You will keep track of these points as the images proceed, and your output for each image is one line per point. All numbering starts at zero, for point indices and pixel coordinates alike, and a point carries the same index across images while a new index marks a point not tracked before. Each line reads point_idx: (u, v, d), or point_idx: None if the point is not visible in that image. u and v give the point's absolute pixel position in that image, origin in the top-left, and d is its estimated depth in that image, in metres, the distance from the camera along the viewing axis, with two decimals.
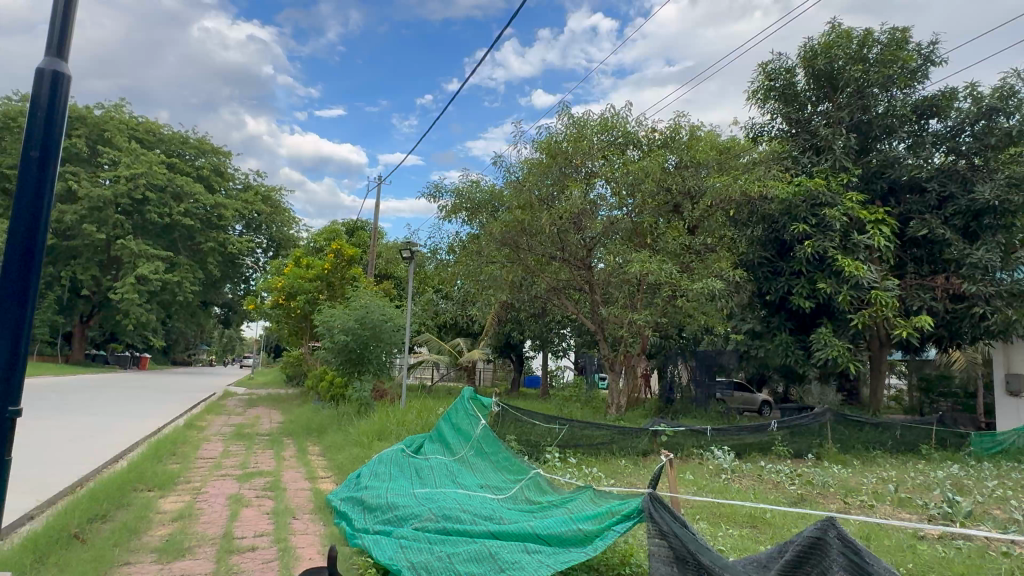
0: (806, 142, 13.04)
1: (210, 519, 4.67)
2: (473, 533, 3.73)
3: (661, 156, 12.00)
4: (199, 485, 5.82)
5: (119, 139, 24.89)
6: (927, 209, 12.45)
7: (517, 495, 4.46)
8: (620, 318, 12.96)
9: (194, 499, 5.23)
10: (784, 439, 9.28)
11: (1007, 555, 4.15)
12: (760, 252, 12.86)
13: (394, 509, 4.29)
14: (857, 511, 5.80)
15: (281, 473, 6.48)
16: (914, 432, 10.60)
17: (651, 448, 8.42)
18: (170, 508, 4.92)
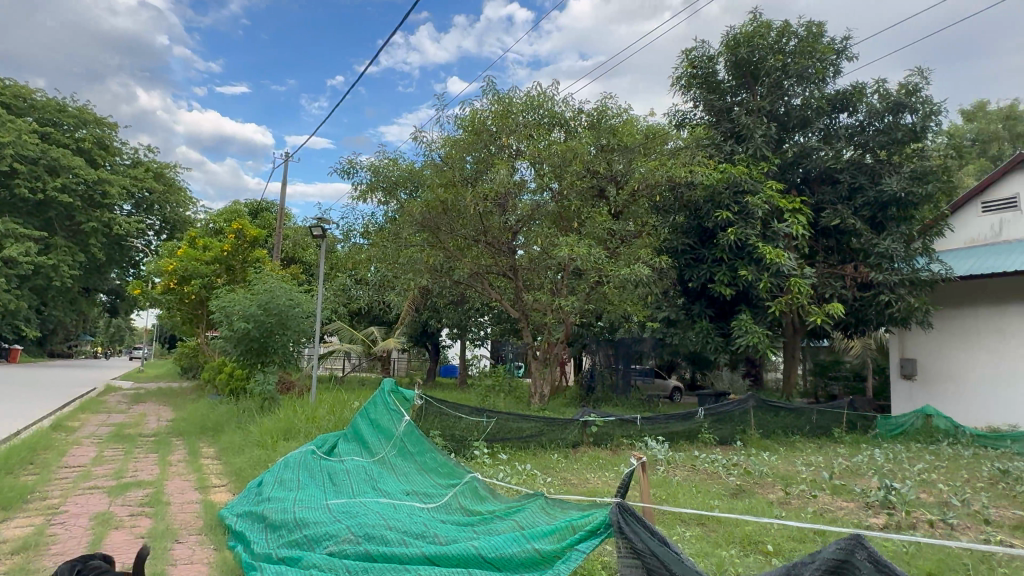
0: (727, 130, 13.08)
1: (64, 549, 3.75)
2: (403, 559, 3.12)
3: (588, 137, 11.61)
4: (57, 503, 4.80)
5: None
6: (839, 199, 12.81)
7: (451, 503, 3.87)
8: (545, 305, 12.55)
9: (46, 523, 4.24)
10: (711, 426, 9.22)
11: (962, 550, 4.00)
12: (683, 240, 12.80)
13: (304, 528, 3.60)
14: (797, 501, 5.63)
15: (164, 483, 5.51)
16: (827, 416, 10.86)
17: (581, 439, 8.19)
18: (11, 537, 3.94)
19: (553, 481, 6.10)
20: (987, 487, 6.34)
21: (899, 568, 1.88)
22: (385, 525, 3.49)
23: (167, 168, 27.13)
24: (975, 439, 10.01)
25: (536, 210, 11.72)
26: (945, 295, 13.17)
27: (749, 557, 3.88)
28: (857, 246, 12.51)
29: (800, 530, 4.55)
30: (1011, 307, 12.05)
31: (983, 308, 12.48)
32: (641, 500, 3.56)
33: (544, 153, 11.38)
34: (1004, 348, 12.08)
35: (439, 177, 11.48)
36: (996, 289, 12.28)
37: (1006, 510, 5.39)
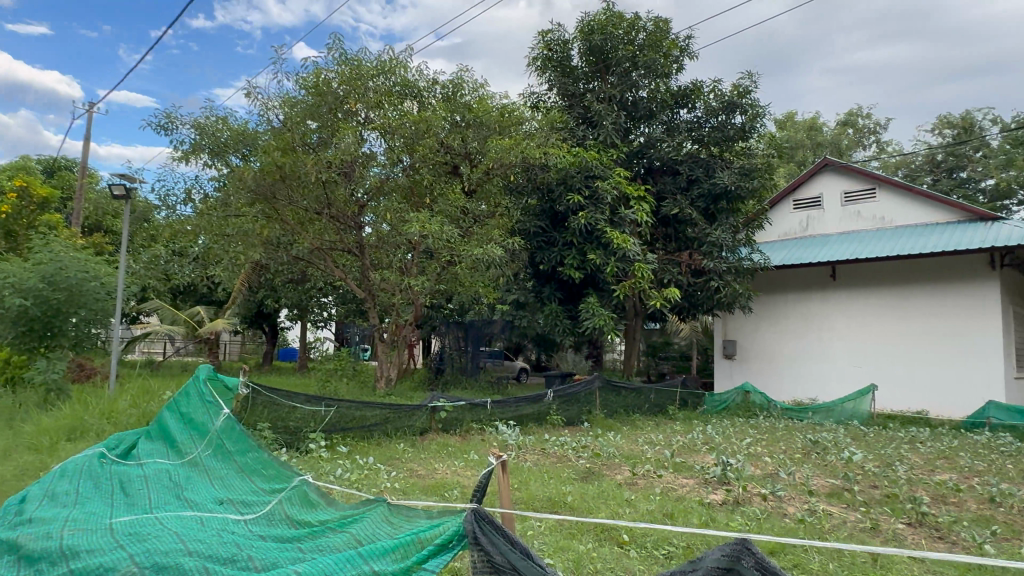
0: (579, 115, 13.23)
1: None
2: None
3: (442, 110, 11.06)
4: None
5: None
6: (678, 190, 13.50)
7: (273, 516, 3.25)
8: (394, 285, 11.89)
9: None
10: (559, 408, 9.23)
11: (798, 531, 4.14)
12: (535, 222, 12.78)
13: (71, 560, 2.82)
14: (644, 481, 5.65)
15: None
16: (663, 394, 11.43)
17: (428, 426, 7.78)
18: None
19: (398, 474, 5.61)
20: (804, 458, 6.87)
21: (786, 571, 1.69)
22: (184, 551, 2.82)
23: None
24: (785, 412, 11.07)
25: (386, 183, 10.98)
26: (760, 284, 14.38)
27: (604, 548, 3.70)
28: (692, 235, 13.30)
29: (650, 513, 4.50)
30: (814, 294, 13.52)
31: (791, 295, 13.85)
32: (501, 505, 2.91)
33: (396, 124, 10.68)
34: (808, 331, 13.55)
35: (276, 140, 10.33)
36: (803, 278, 13.68)
37: (823, 480, 5.82)
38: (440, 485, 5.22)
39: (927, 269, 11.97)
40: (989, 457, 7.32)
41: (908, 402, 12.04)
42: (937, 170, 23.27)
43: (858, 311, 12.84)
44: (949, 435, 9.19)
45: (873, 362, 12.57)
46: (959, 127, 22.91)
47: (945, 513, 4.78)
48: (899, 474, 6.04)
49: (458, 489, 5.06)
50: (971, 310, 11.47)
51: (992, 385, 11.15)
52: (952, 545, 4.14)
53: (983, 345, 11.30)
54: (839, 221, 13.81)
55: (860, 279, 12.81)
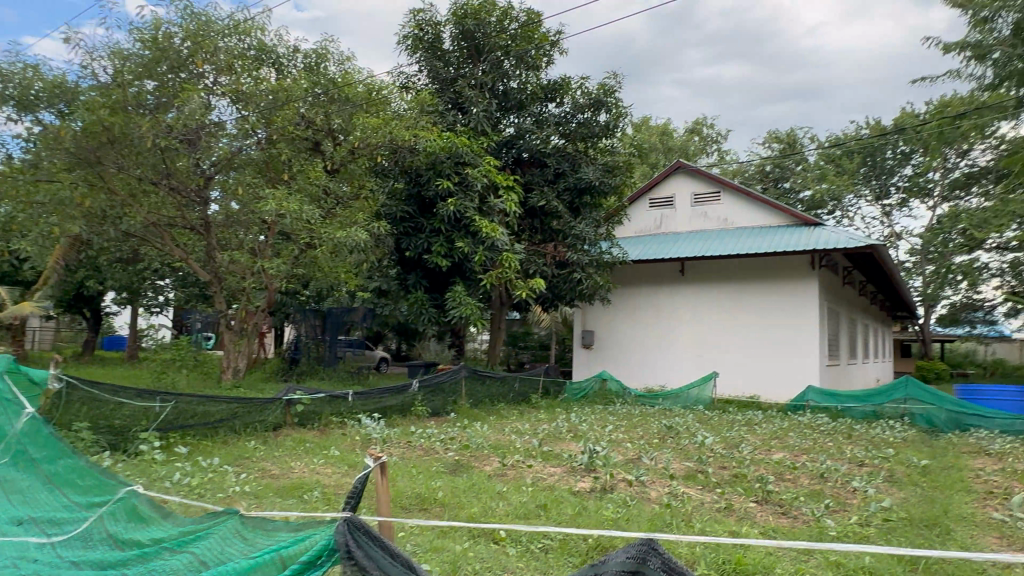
0: (450, 100, 12.95)
1: None
2: None
3: (303, 81, 10.26)
4: None
5: None
6: (545, 182, 13.67)
7: (94, 542, 2.73)
8: (244, 268, 10.89)
9: None
10: (424, 398, 8.96)
11: (667, 515, 4.27)
12: (401, 208, 12.08)
13: None
14: (513, 471, 5.58)
15: None
16: (527, 383, 11.55)
17: (283, 420, 7.19)
18: None
19: (247, 476, 5.04)
20: (660, 443, 7.19)
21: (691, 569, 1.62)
22: None
23: None
24: (638, 398, 11.67)
25: (237, 156, 9.99)
26: (617, 276, 15.06)
27: (481, 546, 3.54)
28: (557, 228, 13.56)
29: (524, 505, 4.42)
30: (665, 287, 14.41)
31: (644, 288, 14.66)
32: (380, 517, 2.63)
33: (250, 91, 9.74)
34: (658, 322, 14.42)
35: (102, 96, 8.93)
36: (655, 272, 14.53)
37: (680, 463, 6.10)
38: (297, 486, 4.75)
39: (759, 266, 13.19)
40: (813, 436, 8.14)
41: (740, 387, 13.21)
42: (765, 180, 25.86)
43: (701, 305, 13.87)
44: (778, 417, 10.17)
45: (713, 351, 13.64)
46: (785, 142, 25.62)
47: (786, 490, 5.19)
48: (743, 455, 6.50)
49: (318, 490, 4.63)
50: (793, 305, 12.80)
51: (808, 371, 12.51)
52: (794, 519, 4.47)
53: (801, 335, 12.65)
54: (688, 220, 14.81)
55: (705, 275, 13.85)
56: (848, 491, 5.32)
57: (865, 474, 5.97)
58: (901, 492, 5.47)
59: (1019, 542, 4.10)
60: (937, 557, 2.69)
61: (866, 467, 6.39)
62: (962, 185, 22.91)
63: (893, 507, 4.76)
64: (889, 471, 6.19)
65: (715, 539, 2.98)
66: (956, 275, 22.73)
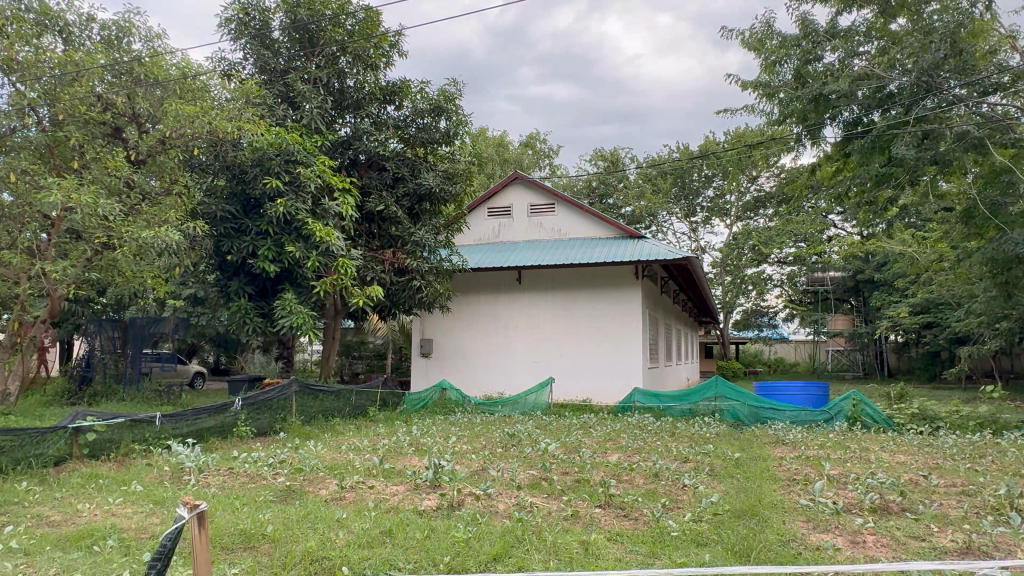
0: (280, 92, 11.92)
1: None
2: None
3: (100, 55, 8.89)
4: None
5: None
6: (384, 186, 13.08)
7: None
8: (17, 270, 9.08)
9: None
10: (247, 418, 8.09)
11: (518, 532, 4.14)
12: (221, 206, 10.70)
13: None
14: (353, 494, 5.16)
15: None
16: (363, 396, 10.94)
17: (67, 453, 6.03)
18: None
19: (13, 527, 4.07)
20: (504, 452, 7.13)
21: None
22: None
23: None
24: (477, 406, 11.59)
25: (8, 138, 8.50)
26: (456, 284, 14.98)
27: None
28: (396, 233, 13.01)
29: (367, 533, 4.05)
30: (502, 295, 14.60)
31: (482, 295, 14.74)
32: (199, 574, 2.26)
33: (28, 61, 8.29)
34: (496, 329, 14.57)
35: None
36: (493, 280, 14.69)
37: (524, 472, 6.07)
38: (85, 535, 3.92)
39: (590, 275, 13.86)
40: (643, 436, 8.58)
41: (574, 391, 13.70)
42: (592, 195, 27.46)
43: (537, 312, 14.24)
44: (611, 419, 10.66)
45: (547, 356, 14.06)
46: (609, 160, 27.38)
47: (626, 492, 5.35)
48: (584, 459, 6.65)
49: (113, 538, 3.85)
50: (619, 310, 13.59)
51: (632, 373, 13.35)
52: (636, 521, 4.61)
53: (626, 339, 13.45)
54: (525, 230, 15.16)
55: (540, 283, 14.25)
56: (679, 488, 5.65)
57: (691, 470, 6.41)
58: (723, 484, 5.93)
59: (822, 524, 4.60)
60: (776, 568, 2.86)
61: (689, 463, 6.87)
62: (753, 207, 26.36)
63: (720, 500, 5.11)
64: (710, 465, 6.71)
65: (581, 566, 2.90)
66: (749, 286, 25.93)
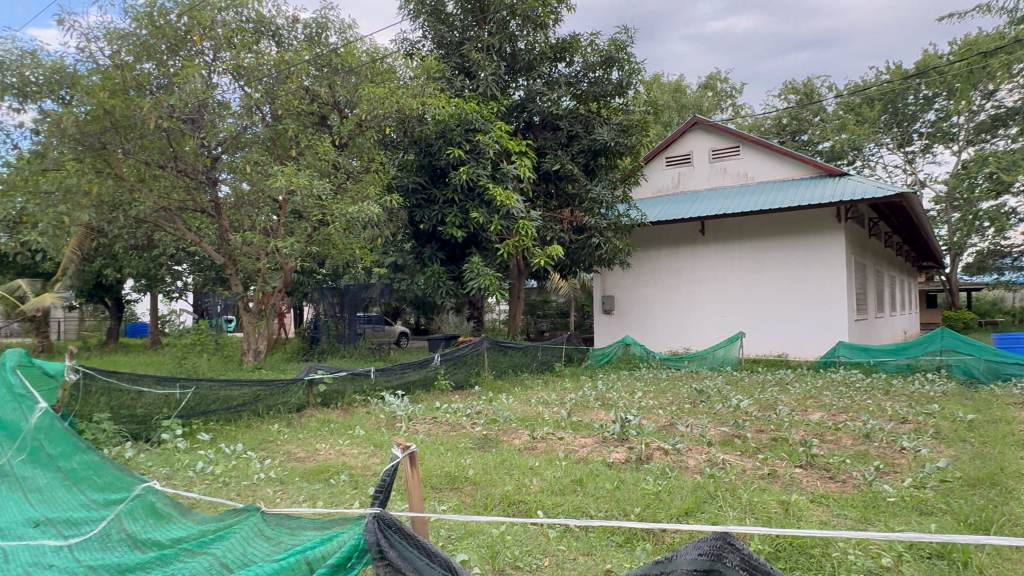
0: (457, 64, 12.41)
1: None
2: None
3: (305, 51, 9.88)
4: None
5: None
6: (558, 145, 13.12)
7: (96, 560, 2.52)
8: (258, 248, 10.64)
9: None
10: (446, 372, 8.79)
11: (711, 488, 4.02)
12: (413, 178, 11.67)
13: None
14: (544, 444, 5.41)
15: None
16: (549, 351, 11.30)
17: (306, 401, 7.10)
18: None
19: (272, 461, 4.90)
20: (692, 408, 6.96)
21: (774, 568, 1.69)
22: None
23: None
24: (663, 362, 11.41)
25: (243, 136, 9.78)
26: (636, 240, 14.70)
27: (519, 530, 3.45)
28: (573, 192, 13.06)
29: (559, 481, 4.23)
30: (684, 248, 14.05)
31: (665, 251, 14.29)
32: (413, 508, 2.47)
33: (251, 66, 9.44)
34: (679, 284, 14.11)
35: (102, 79, 8.64)
36: (675, 234, 14.14)
37: (715, 429, 5.86)
38: (324, 469, 4.60)
39: (782, 222, 12.76)
40: (850, 394, 7.82)
41: (769, 346, 12.88)
42: (783, 133, 24.97)
43: (724, 264, 13.51)
44: (810, 375, 9.88)
45: (737, 311, 13.32)
46: (802, 92, 24.63)
47: (832, 453, 4.94)
48: (782, 417, 6.24)
49: (345, 473, 4.48)
50: (821, 260, 12.36)
51: (838, 327, 12.14)
52: (844, 484, 4.25)
53: (829, 291, 12.26)
54: (707, 178, 14.34)
55: (726, 233, 13.45)
56: (896, 451, 5.07)
57: (911, 432, 5.70)
58: (953, 449, 5.22)
59: None
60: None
61: (909, 424, 6.13)
62: (989, 128, 22.10)
63: (948, 466, 4.51)
64: (935, 427, 5.93)
65: (794, 531, 2.66)
66: (984, 222, 21.96)
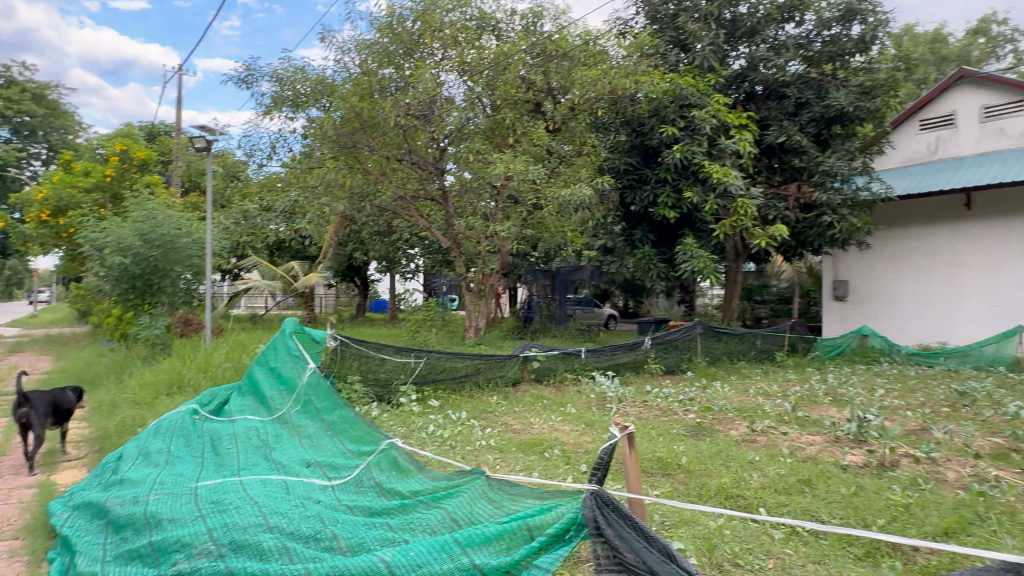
0: (671, 39, 11.79)
1: None
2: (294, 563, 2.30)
3: (522, 41, 10.21)
4: None
5: None
6: (785, 115, 11.95)
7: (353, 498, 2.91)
8: (479, 232, 11.42)
9: None
10: (657, 356, 8.61)
11: (979, 507, 3.39)
12: (625, 159, 11.56)
13: (151, 511, 2.77)
14: (764, 438, 5.03)
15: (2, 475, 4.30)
16: (771, 339, 10.44)
17: (521, 376, 7.49)
18: None
19: (492, 431, 5.24)
20: (950, 412, 5.93)
21: None
22: (257, 506, 2.79)
23: (46, 87, 23.47)
24: (911, 357, 9.89)
25: (466, 127, 10.33)
26: (877, 216, 12.91)
27: (739, 526, 3.25)
28: (800, 165, 11.85)
29: (783, 479, 3.90)
30: (942, 225, 11.99)
31: (915, 228, 12.37)
32: (630, 491, 2.45)
33: (475, 61, 10.01)
34: (934, 267, 12.09)
35: (355, 86, 9.93)
36: (929, 207, 12.14)
37: (983, 439, 4.93)
38: (538, 443, 4.81)
39: None
40: None
41: None
42: None
43: (996, 243, 11.26)
44: None
45: (1014, 300, 11.02)
46: None
47: None
48: None
49: (558, 449, 4.63)
50: None
51: None
52: None
53: None
54: (976, 141, 12.01)
55: (1000, 206, 11.18)
56: None
57: None
58: None
59: None
60: None
61: None
62: None
63: None
64: None
65: None
66: None
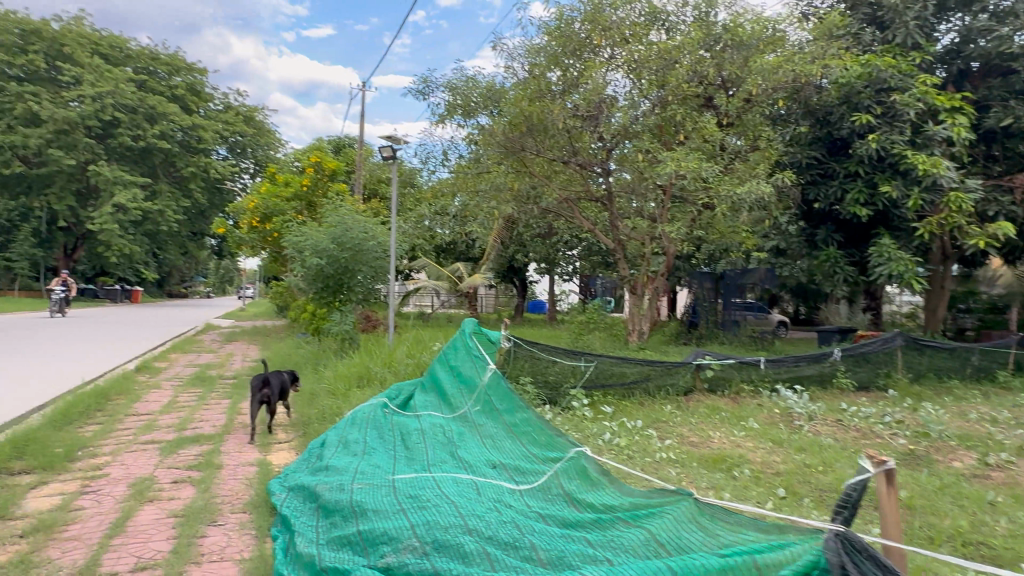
0: (867, 15, 10.63)
1: (136, 530, 3.30)
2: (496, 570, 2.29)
3: (695, 33, 9.73)
4: (138, 471, 4.35)
5: (96, 64, 22.72)
6: (1011, 94, 10.20)
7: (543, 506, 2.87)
8: (644, 233, 11.09)
9: (178, 476, 4.21)
10: (848, 370, 7.74)
11: None
12: (808, 152, 10.57)
13: (358, 501, 2.92)
14: (1001, 474, 4.27)
15: (226, 452, 4.87)
16: (991, 356, 8.96)
17: (693, 385, 7.10)
18: (84, 510, 3.60)
19: (671, 442, 4.98)
20: None
21: None
22: (453, 505, 2.84)
23: (255, 111, 26.87)
24: None
25: (631, 125, 10.02)
26: None
27: None
28: None
29: None
30: None
31: None
32: (887, 533, 2.08)
33: (644, 57, 9.63)
34: None
35: (523, 91, 10.09)
36: None
37: None
38: (722, 459, 4.48)
39: None
40: None
41: None
42: None
43: None
44: None
45: None
46: None
47: None
48: None
49: (747, 468, 4.28)
50: None
51: None
52: None
53: None
54: None
55: None
56: None
57: None
58: None
59: None
60: None
61: None
62: None
63: None
64: None
65: None
66: None
